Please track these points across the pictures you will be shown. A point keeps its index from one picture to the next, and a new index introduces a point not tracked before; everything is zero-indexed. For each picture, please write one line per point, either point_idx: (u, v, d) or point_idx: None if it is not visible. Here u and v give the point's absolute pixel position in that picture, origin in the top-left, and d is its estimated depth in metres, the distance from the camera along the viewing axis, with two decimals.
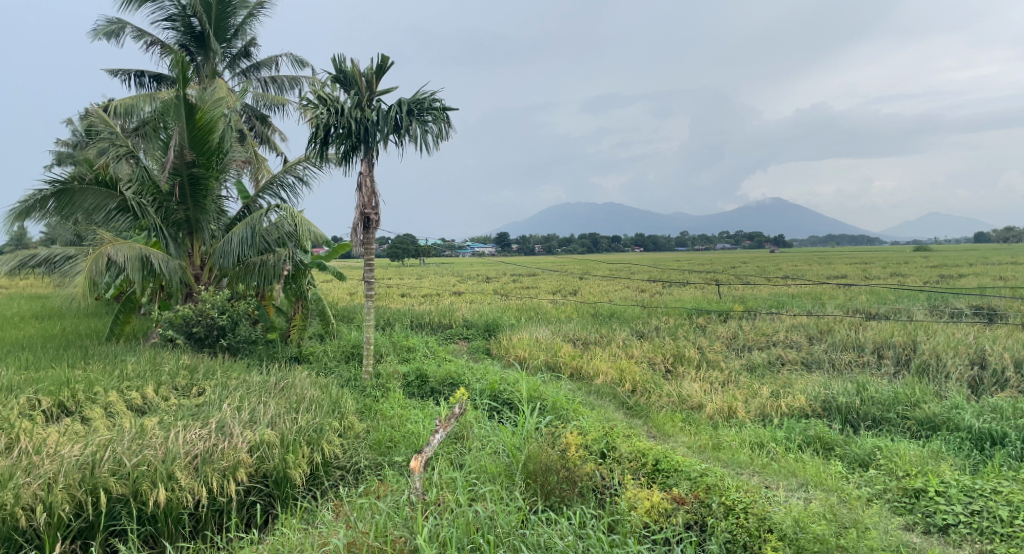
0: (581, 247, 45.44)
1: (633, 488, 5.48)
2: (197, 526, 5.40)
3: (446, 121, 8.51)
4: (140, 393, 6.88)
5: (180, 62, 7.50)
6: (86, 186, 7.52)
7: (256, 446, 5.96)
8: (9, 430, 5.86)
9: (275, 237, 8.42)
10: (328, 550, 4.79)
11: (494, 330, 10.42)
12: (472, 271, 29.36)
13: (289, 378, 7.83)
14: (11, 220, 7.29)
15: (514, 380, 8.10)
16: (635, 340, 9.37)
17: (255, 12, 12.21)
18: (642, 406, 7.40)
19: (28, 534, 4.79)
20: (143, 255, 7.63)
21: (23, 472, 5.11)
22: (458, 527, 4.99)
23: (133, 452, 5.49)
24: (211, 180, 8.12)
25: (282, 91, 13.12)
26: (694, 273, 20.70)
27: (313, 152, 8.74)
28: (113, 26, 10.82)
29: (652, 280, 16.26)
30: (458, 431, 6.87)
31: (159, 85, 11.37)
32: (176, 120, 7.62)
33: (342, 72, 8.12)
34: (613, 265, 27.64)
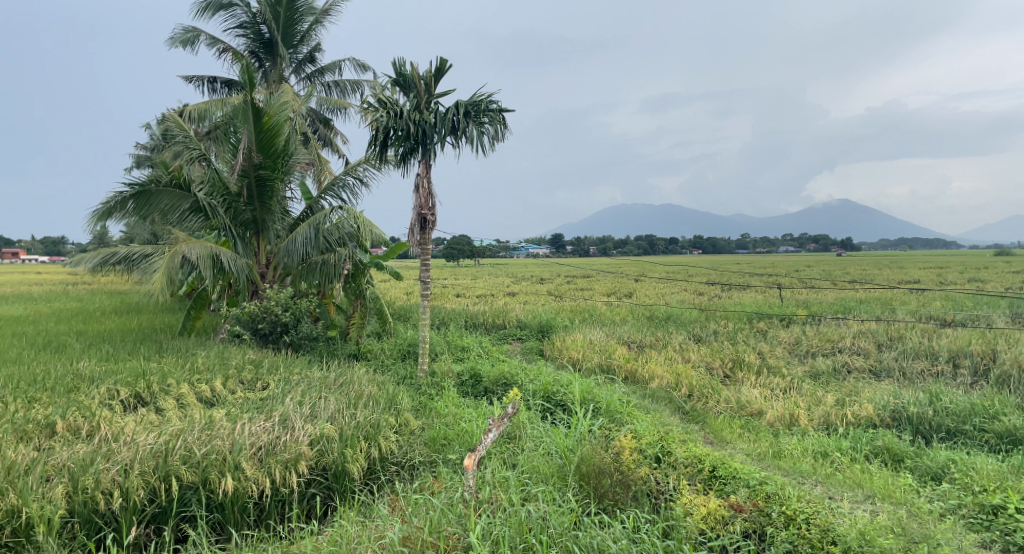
0: (638, 249, 45.10)
1: (689, 494, 5.40)
2: (261, 515, 5.60)
3: (502, 123, 8.57)
4: (209, 385, 7.20)
5: (248, 68, 7.80)
6: (162, 187, 7.90)
7: (317, 440, 6.14)
8: (90, 418, 6.22)
9: (336, 237, 8.64)
10: (384, 543, 4.90)
11: (548, 331, 10.42)
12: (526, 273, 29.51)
13: (348, 374, 8.04)
14: (94, 220, 7.73)
15: (568, 381, 8.08)
16: (692, 344, 9.21)
17: (321, 17, 12.56)
18: (699, 411, 7.28)
19: (107, 517, 5.08)
20: (213, 254, 7.97)
21: (103, 457, 5.42)
22: (511, 527, 5.03)
23: (202, 442, 5.75)
24: (277, 181, 8.41)
25: (345, 95, 13.47)
26: (756, 276, 20.32)
27: (372, 154, 8.94)
28: (189, 34, 11.34)
29: (709, 287, 16.06)
30: (511, 431, 6.93)
31: (230, 91, 11.86)
32: (244, 123, 7.91)
33: (402, 75, 8.28)
34: (667, 270, 27.44)
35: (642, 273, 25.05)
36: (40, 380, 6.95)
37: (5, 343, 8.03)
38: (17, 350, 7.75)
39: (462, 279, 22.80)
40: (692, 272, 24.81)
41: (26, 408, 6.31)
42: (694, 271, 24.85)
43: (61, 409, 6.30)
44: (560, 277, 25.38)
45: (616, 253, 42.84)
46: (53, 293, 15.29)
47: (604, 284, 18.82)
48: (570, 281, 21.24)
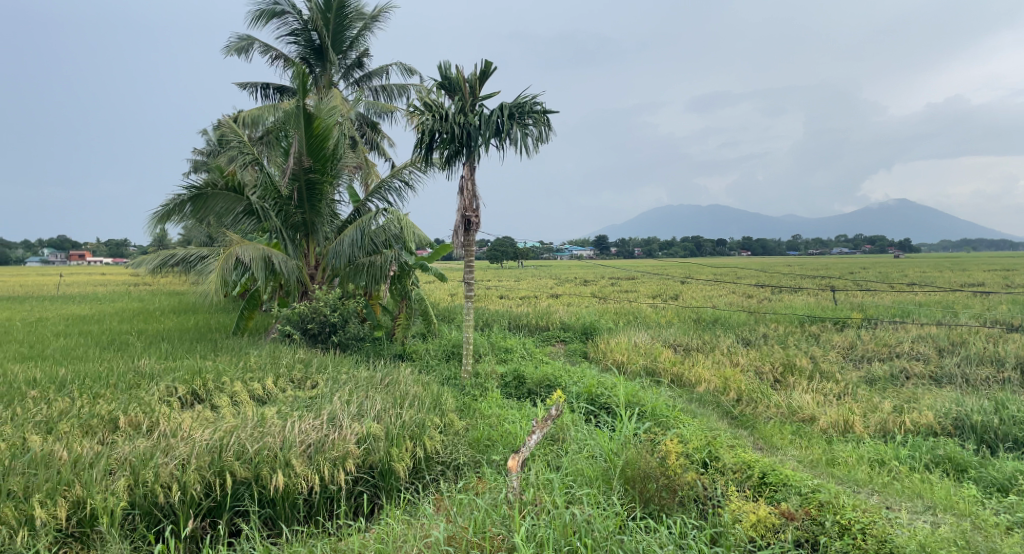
0: (683, 251, 44.53)
1: (738, 500, 5.30)
2: (310, 511, 5.73)
3: (546, 124, 8.57)
4: (261, 384, 7.40)
5: (300, 74, 8.01)
6: (218, 191, 8.17)
7: (364, 438, 6.25)
8: (150, 414, 6.47)
9: (383, 239, 8.81)
10: (430, 542, 4.95)
11: (592, 333, 10.36)
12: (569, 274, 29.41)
13: (394, 374, 8.16)
14: (154, 223, 8.03)
15: (612, 384, 8.00)
16: (740, 347, 9.04)
17: (369, 23, 12.79)
18: (748, 416, 7.13)
19: (166, 510, 5.27)
20: (266, 256, 8.20)
21: (162, 452, 5.63)
22: (555, 529, 5.02)
23: (255, 438, 5.91)
24: (326, 184, 8.59)
25: (391, 99, 13.68)
26: (810, 277, 19.84)
27: (418, 157, 9.06)
28: (243, 42, 11.69)
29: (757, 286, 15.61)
30: (555, 433, 6.93)
31: (281, 96, 12.18)
32: (296, 127, 8.12)
33: (448, 78, 8.36)
34: (716, 271, 27.01)
35: (688, 273, 25.38)
36: (104, 377, 7.26)
37: (72, 341, 8.41)
38: (83, 348, 8.10)
39: (507, 281, 22.90)
40: (744, 273, 24.85)
41: (91, 404, 6.61)
42: (743, 273, 24.83)
43: (123, 404, 6.58)
44: (606, 278, 25.70)
45: (661, 254, 42.54)
46: (116, 293, 16.23)
47: (654, 285, 19.24)
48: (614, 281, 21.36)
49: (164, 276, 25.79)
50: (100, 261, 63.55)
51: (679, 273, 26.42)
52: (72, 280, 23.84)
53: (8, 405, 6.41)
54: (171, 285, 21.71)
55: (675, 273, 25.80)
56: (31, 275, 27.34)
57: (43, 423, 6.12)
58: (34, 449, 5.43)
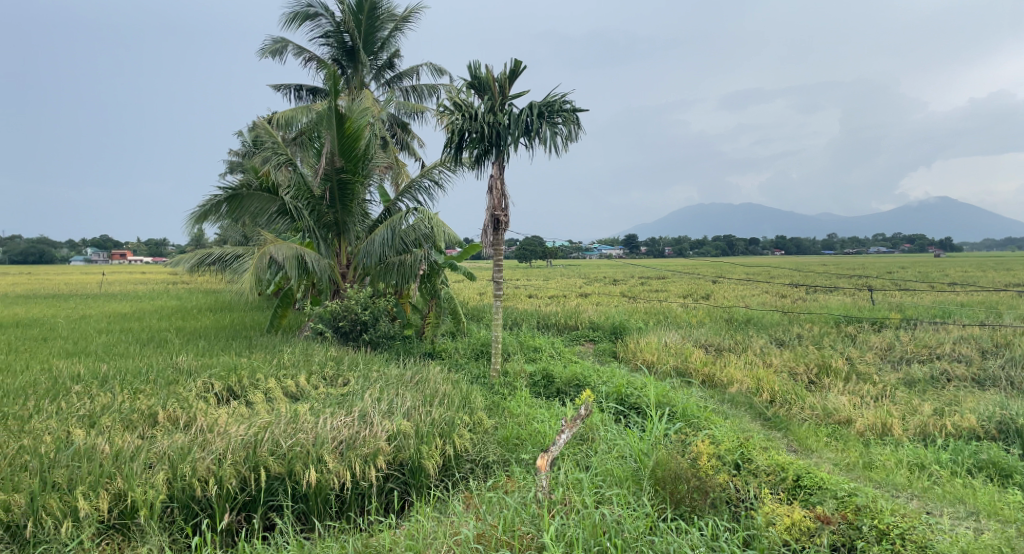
0: (715, 249, 43.98)
1: (772, 503, 5.23)
2: (342, 507, 5.80)
3: (575, 123, 8.54)
4: (294, 381, 7.52)
5: (332, 76, 8.12)
6: (253, 191, 8.33)
7: (394, 436, 6.31)
8: (188, 409, 6.62)
9: (413, 238, 8.89)
10: (459, 540, 4.99)
11: (621, 333, 10.31)
12: (598, 273, 29.20)
13: (424, 373, 8.23)
14: (192, 223, 8.20)
15: (642, 384, 7.95)
16: (773, 348, 8.91)
17: (401, 24, 12.89)
18: (782, 418, 7.02)
19: (203, 504, 5.38)
20: (299, 255, 8.33)
21: (199, 446, 5.76)
22: (585, 529, 5.01)
23: (288, 434, 6.02)
24: (358, 184, 8.69)
25: (422, 99, 13.78)
26: (845, 277, 19.45)
27: (447, 157, 9.11)
28: (278, 44, 11.88)
29: (791, 286, 15.75)
30: (583, 432, 6.92)
31: (314, 97, 12.35)
32: (328, 128, 8.24)
33: (477, 78, 8.39)
34: (748, 270, 26.63)
35: (723, 273, 24.99)
36: (144, 373, 7.45)
37: (113, 338, 8.63)
38: (124, 345, 8.32)
39: (535, 280, 22.87)
40: (777, 273, 24.45)
41: (131, 399, 6.79)
42: (777, 272, 24.37)
43: (162, 400, 6.75)
44: (635, 277, 25.48)
45: (690, 253, 42.04)
46: (155, 292, 15.79)
47: (683, 285, 19.04)
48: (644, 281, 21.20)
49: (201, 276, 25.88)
50: (140, 261, 63.73)
51: (709, 272, 26.11)
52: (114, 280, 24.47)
53: (53, 399, 6.62)
54: (206, 285, 21.55)
55: (704, 272, 25.45)
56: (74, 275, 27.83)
57: (86, 417, 6.30)
58: (78, 442, 5.60)
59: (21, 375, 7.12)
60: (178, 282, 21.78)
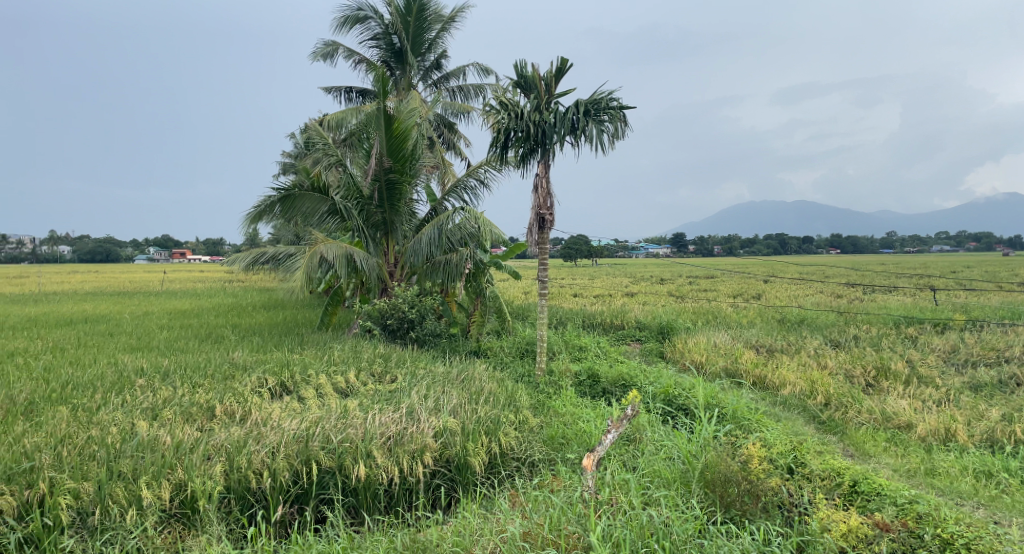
0: (765, 248, 43.00)
1: (827, 508, 5.09)
2: (390, 502, 5.88)
3: (622, 120, 8.46)
4: (344, 377, 7.67)
5: (381, 77, 8.25)
6: (305, 191, 8.53)
7: (441, 433, 6.38)
8: (244, 404, 6.83)
9: (459, 237, 8.96)
10: (505, 538, 5.00)
11: (669, 333, 10.17)
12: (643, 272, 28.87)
13: (469, 370, 8.29)
14: (247, 223, 8.44)
15: (690, 384, 7.83)
16: (828, 349, 8.67)
17: (448, 25, 12.99)
18: (837, 422, 6.82)
19: (258, 495, 5.53)
20: (348, 254, 8.50)
21: (255, 440, 5.94)
22: (632, 530, 4.97)
23: (338, 429, 6.15)
24: (405, 184, 8.81)
25: (468, 99, 13.88)
26: (905, 277, 18.81)
27: (493, 156, 9.15)
28: (329, 48, 12.13)
29: (849, 285, 15.37)
30: (630, 433, 6.85)
31: (363, 99, 12.58)
32: (377, 129, 8.39)
33: (524, 77, 8.39)
34: (800, 270, 25.94)
35: (775, 272, 24.41)
36: (202, 368, 7.71)
37: (173, 334, 8.97)
38: (183, 340, 8.63)
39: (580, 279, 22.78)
40: (831, 274, 23.66)
41: (191, 392, 7.04)
42: (833, 272, 23.65)
43: (220, 395, 6.98)
44: (683, 276, 25.18)
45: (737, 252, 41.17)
46: (210, 293, 15.22)
47: (732, 284, 18.63)
48: (692, 281, 20.80)
49: (255, 276, 26.27)
50: (198, 261, 63.52)
51: (760, 272, 25.47)
52: (175, 279, 25.48)
53: (119, 392, 6.91)
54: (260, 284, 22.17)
55: (756, 272, 24.89)
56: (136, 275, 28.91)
57: (149, 410, 6.55)
58: (142, 434, 5.83)
59: (89, 368, 7.45)
60: (234, 281, 22.36)
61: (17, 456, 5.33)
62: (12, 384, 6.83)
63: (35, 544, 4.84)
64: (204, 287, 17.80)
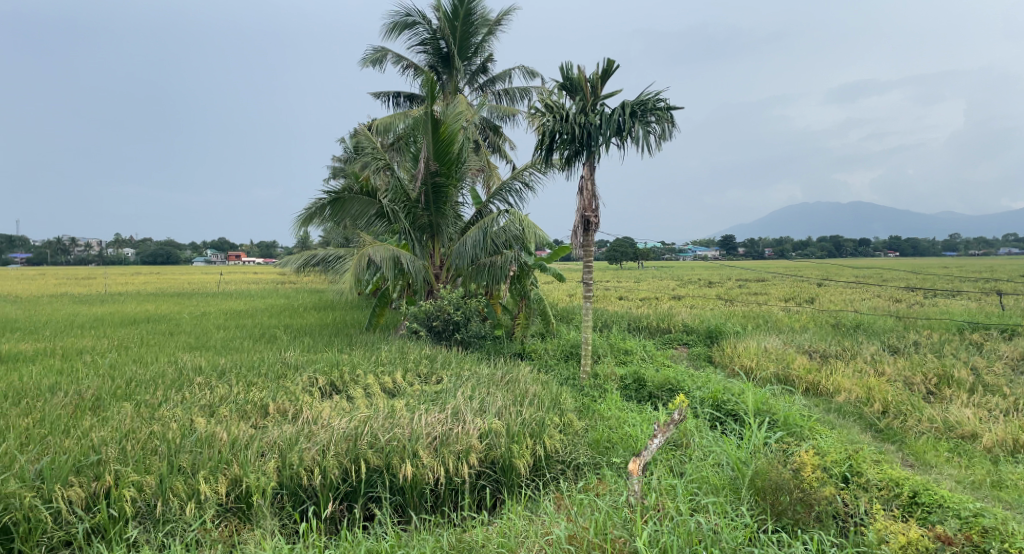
0: (821, 251, 41.85)
1: (885, 519, 4.94)
2: (437, 502, 5.93)
3: (669, 121, 8.36)
4: (391, 377, 7.79)
5: (428, 82, 8.37)
6: (354, 195, 8.71)
7: (486, 434, 6.41)
8: (296, 402, 7.00)
9: (503, 240, 9.00)
10: (551, 540, 4.99)
11: (717, 336, 10.00)
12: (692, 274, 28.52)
13: (514, 372, 8.32)
14: (298, 225, 8.67)
15: (740, 390, 7.67)
16: (886, 355, 8.39)
17: (494, 28, 13.08)
18: (895, 430, 6.59)
19: (309, 492, 5.67)
20: (395, 256, 8.61)
21: (306, 437, 6.08)
22: (679, 536, 4.90)
23: (386, 429, 6.25)
24: (451, 187, 8.92)
25: (513, 102, 13.94)
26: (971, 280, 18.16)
27: (538, 158, 9.17)
28: (377, 54, 12.36)
29: (907, 289, 14.81)
30: (678, 438, 6.75)
31: (411, 104, 12.78)
32: (424, 133, 8.52)
33: (569, 79, 8.38)
34: (857, 273, 25.24)
35: (830, 275, 23.82)
36: (256, 367, 7.95)
37: (229, 333, 9.27)
38: (238, 340, 8.91)
39: (627, 281, 22.61)
40: (888, 277, 22.88)
41: (246, 390, 7.26)
42: (892, 276, 22.97)
43: (273, 393, 7.17)
44: (734, 280, 24.76)
45: (786, 255, 40.16)
46: (266, 293, 16.35)
47: (782, 287, 18.20)
48: (742, 284, 20.40)
49: (305, 277, 27.00)
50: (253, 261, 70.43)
51: (815, 274, 24.92)
52: (230, 280, 26.54)
53: (178, 389, 7.17)
54: (311, 285, 22.91)
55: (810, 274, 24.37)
56: (193, 277, 29.98)
57: (207, 407, 6.78)
58: (200, 430, 6.03)
59: (151, 366, 7.77)
60: (286, 283, 23.07)
61: (86, 450, 5.57)
62: (80, 381, 7.16)
63: (102, 534, 5.06)
64: (258, 288, 18.84)
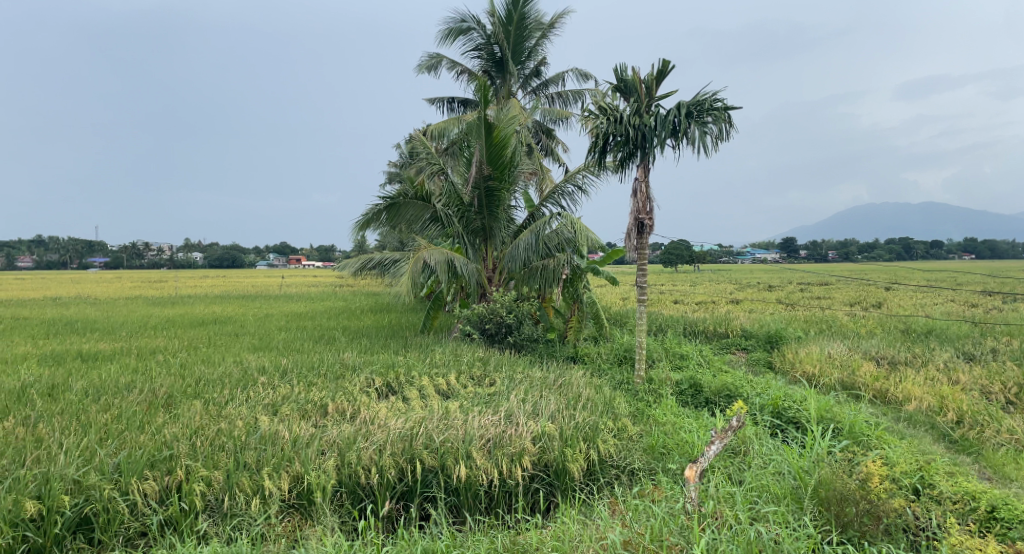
0: (887, 253, 40.23)
1: (960, 535, 4.72)
2: (491, 503, 5.96)
3: (726, 121, 8.20)
4: (445, 379, 7.88)
5: (482, 87, 8.45)
6: (409, 200, 8.87)
7: (540, 437, 6.41)
8: (354, 402, 7.16)
9: (556, 243, 8.92)
10: (606, 545, 4.95)
11: (778, 341, 9.75)
12: (748, 277, 27.95)
13: (567, 376, 8.29)
14: (356, 230, 8.88)
15: (802, 397, 7.44)
16: (960, 362, 8.01)
17: (547, 32, 13.08)
18: (971, 442, 6.28)
19: (367, 490, 5.77)
20: (449, 259, 8.71)
21: (363, 437, 6.21)
22: (738, 545, 4.80)
23: (440, 430, 6.32)
24: (504, 191, 8.97)
25: (566, 105, 13.92)
26: None
27: (591, 161, 9.13)
28: (432, 60, 12.54)
29: (984, 293, 14.08)
30: (737, 445, 6.60)
31: (464, 109, 12.93)
32: (477, 138, 8.61)
33: (623, 81, 8.31)
34: (928, 276, 24.28)
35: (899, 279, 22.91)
36: (316, 367, 8.19)
37: (290, 334, 9.58)
38: (299, 341, 9.19)
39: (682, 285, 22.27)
40: (962, 280, 21.90)
41: (307, 390, 7.49)
42: (966, 280, 21.99)
43: (332, 393, 7.36)
44: (795, 283, 24.12)
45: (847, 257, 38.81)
46: (325, 293, 18.40)
47: (846, 291, 17.56)
48: (805, 288, 19.83)
49: (359, 279, 27.84)
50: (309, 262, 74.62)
51: (882, 278, 24.11)
52: (289, 281, 27.71)
53: (245, 388, 7.45)
54: (368, 286, 24.21)
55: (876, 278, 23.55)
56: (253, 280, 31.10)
57: (270, 406, 7.01)
58: (264, 428, 6.23)
59: (218, 366, 8.08)
60: (341, 285, 23.89)
61: (159, 445, 5.82)
62: (153, 380, 7.51)
63: (174, 526, 5.27)
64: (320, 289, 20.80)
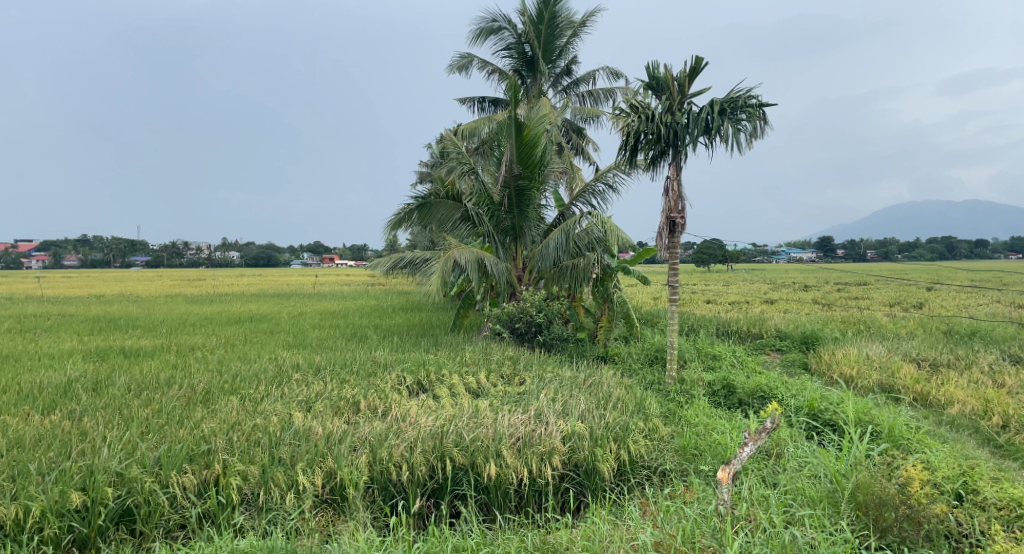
0: (926, 252, 39.19)
1: (1005, 542, 4.57)
2: (521, 502, 5.96)
3: (761, 118, 8.07)
4: (475, 378, 7.91)
5: (512, 86, 8.47)
6: (440, 199, 8.94)
7: (570, 436, 6.39)
8: (386, 399, 7.23)
9: (586, 242, 8.91)
10: (637, 546, 4.92)
11: (814, 343, 9.57)
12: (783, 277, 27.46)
13: (596, 376, 8.26)
14: (388, 229, 8.98)
15: (839, 399, 7.28)
16: (1007, 365, 7.76)
17: (578, 30, 13.02)
18: (1018, 446, 6.08)
19: (398, 487, 5.82)
20: (479, 258, 8.75)
21: (395, 434, 6.26)
22: (772, 549, 4.73)
23: (470, 428, 6.35)
24: (534, 190, 8.98)
25: (597, 104, 13.84)
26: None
27: (622, 159, 9.07)
28: (464, 60, 12.59)
29: None
30: (771, 447, 6.49)
31: (495, 108, 12.95)
32: (508, 137, 8.64)
33: (655, 78, 8.24)
34: (972, 275, 23.58)
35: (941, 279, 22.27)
36: (349, 365, 8.29)
37: (323, 332, 9.71)
38: (332, 338, 9.32)
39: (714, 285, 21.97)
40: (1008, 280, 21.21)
41: (340, 387, 7.59)
42: (1013, 280, 21.30)
43: (365, 390, 7.45)
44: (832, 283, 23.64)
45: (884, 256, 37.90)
46: (357, 293, 17.80)
47: (886, 291, 17.11)
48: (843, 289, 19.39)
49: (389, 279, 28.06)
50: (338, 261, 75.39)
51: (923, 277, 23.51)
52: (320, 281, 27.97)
53: (280, 384, 7.58)
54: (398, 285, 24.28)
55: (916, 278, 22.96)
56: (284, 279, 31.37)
57: (304, 402, 7.11)
58: (298, 424, 6.34)
59: (254, 362, 8.23)
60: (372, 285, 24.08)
61: (197, 439, 5.96)
62: (192, 376, 7.69)
63: (212, 519, 5.39)
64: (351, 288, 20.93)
